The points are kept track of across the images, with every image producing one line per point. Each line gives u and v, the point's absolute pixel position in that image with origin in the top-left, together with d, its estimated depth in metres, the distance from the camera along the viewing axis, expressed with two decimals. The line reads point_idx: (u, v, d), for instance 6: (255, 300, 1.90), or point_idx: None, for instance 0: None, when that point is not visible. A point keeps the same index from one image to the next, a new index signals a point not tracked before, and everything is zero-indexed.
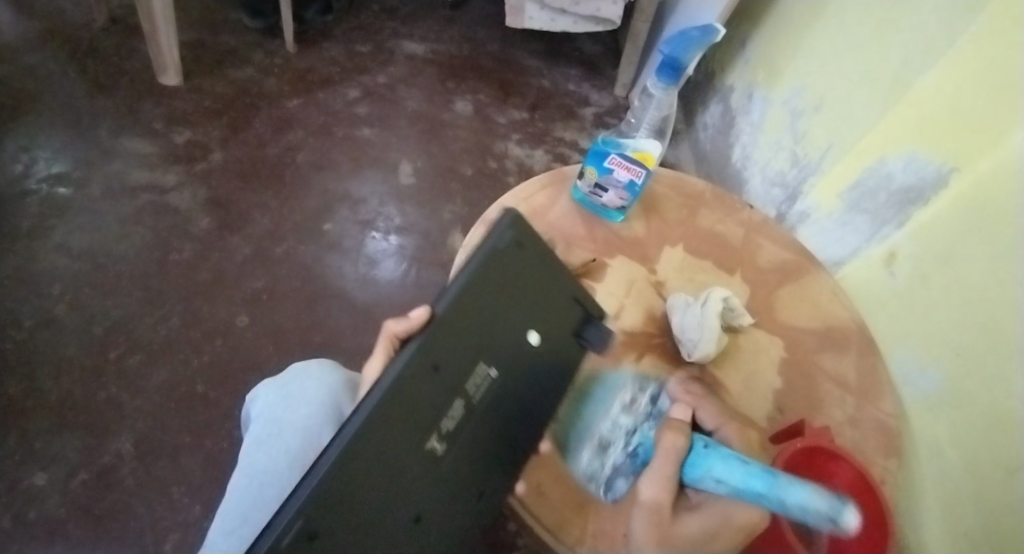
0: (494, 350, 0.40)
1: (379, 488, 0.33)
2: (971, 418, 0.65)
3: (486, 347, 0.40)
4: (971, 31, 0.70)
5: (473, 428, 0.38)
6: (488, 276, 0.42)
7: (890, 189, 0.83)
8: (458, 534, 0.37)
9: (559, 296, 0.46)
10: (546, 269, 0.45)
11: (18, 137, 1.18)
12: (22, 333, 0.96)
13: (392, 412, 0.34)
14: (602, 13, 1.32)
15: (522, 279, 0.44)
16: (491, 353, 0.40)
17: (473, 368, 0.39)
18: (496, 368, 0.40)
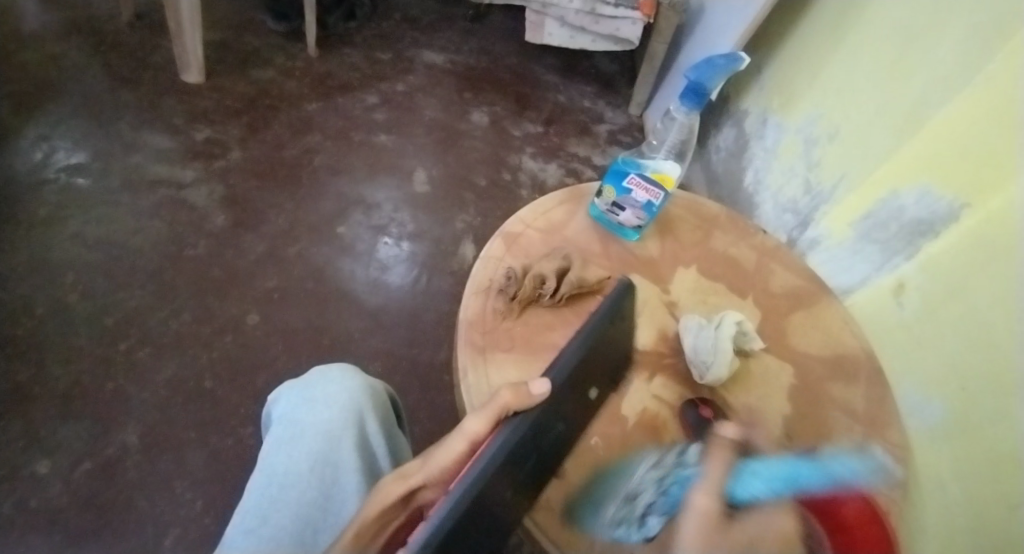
0: (570, 401, 0.46)
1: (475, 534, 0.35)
2: (974, 452, 0.65)
3: (568, 401, 0.45)
4: (989, 70, 0.71)
5: (538, 457, 0.44)
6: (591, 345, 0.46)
7: (901, 221, 0.84)
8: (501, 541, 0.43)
9: (614, 357, 0.53)
10: (619, 338, 0.52)
11: (39, 126, 1.19)
12: (33, 320, 0.97)
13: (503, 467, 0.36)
14: (621, 33, 1.34)
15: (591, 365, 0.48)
16: (567, 405, 0.46)
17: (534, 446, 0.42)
18: (564, 415, 0.46)
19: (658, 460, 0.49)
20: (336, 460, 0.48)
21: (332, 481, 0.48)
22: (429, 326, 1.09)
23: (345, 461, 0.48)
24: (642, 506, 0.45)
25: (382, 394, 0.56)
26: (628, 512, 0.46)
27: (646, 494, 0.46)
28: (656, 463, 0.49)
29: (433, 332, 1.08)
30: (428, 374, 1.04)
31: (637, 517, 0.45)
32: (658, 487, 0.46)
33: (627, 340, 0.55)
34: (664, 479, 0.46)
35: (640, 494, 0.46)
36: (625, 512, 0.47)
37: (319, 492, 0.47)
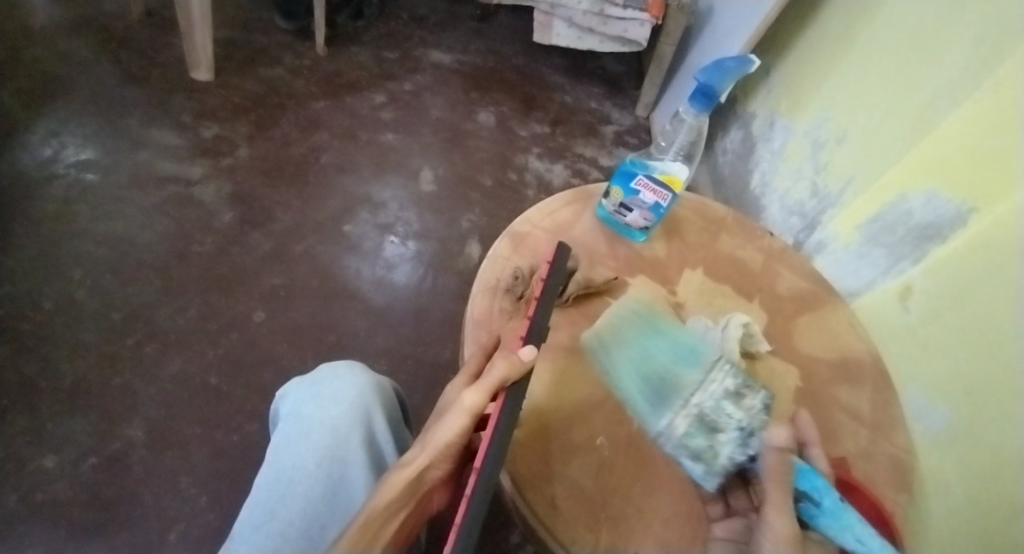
0: None
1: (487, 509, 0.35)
2: (979, 458, 0.65)
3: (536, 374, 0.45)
4: (998, 75, 0.71)
5: None
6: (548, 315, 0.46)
7: (908, 225, 0.83)
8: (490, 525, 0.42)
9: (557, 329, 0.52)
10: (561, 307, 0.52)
11: (49, 122, 1.20)
12: (41, 314, 0.97)
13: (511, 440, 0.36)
14: (629, 34, 1.34)
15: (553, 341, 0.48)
16: None
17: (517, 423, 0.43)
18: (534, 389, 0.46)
19: (735, 392, 0.47)
20: (343, 457, 0.48)
21: (339, 477, 0.48)
22: (434, 326, 1.09)
23: (352, 457, 0.49)
24: (723, 450, 0.46)
25: (388, 392, 0.57)
26: (704, 445, 0.47)
27: (729, 438, 0.45)
28: (733, 394, 0.47)
29: (438, 331, 1.09)
30: (433, 373, 1.04)
31: (719, 462, 0.46)
32: (743, 437, 0.45)
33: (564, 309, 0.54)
34: (753, 437, 0.46)
35: (721, 434, 0.46)
36: (700, 440, 0.47)
37: (326, 489, 0.47)
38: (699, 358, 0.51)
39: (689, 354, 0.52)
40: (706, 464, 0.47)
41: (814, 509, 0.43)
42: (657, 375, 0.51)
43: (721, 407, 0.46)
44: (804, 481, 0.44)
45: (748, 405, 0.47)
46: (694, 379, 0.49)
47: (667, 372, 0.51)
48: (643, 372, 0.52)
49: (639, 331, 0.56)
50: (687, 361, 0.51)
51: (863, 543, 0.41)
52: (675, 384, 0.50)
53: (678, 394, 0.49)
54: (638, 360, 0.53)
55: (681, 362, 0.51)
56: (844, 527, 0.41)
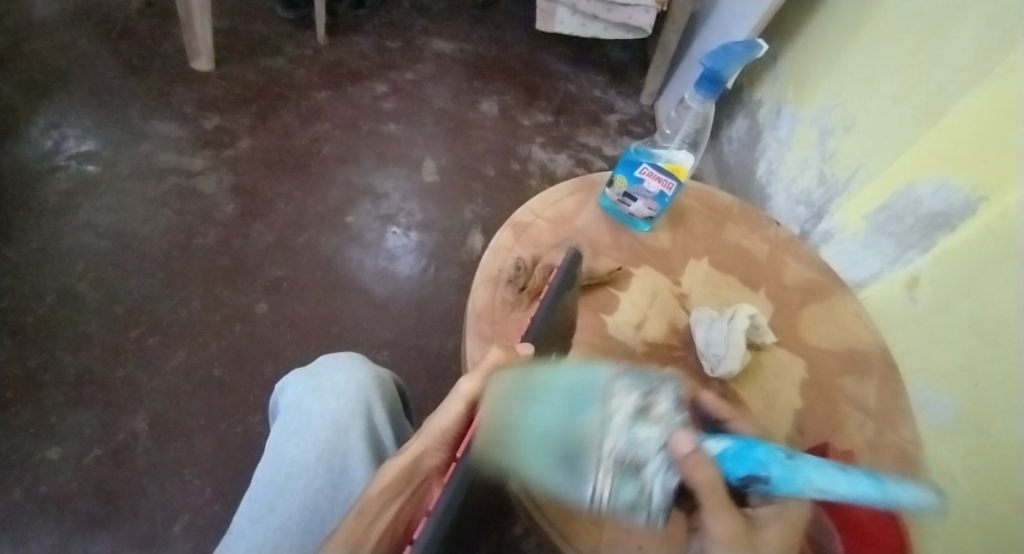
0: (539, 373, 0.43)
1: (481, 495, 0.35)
2: (985, 450, 0.64)
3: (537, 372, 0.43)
4: (1010, 60, 0.69)
5: None
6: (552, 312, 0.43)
7: (917, 214, 0.82)
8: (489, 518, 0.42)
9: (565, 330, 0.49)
10: (569, 306, 0.48)
11: (50, 114, 1.20)
12: (44, 307, 0.97)
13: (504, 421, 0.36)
14: (633, 21, 1.32)
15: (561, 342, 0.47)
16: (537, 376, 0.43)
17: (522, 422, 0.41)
18: None
19: (639, 409, 0.39)
20: (343, 450, 0.48)
21: (339, 470, 0.47)
22: (437, 317, 1.09)
23: (352, 450, 0.48)
24: (655, 483, 0.38)
25: (389, 384, 0.56)
26: (636, 491, 0.38)
27: (656, 469, 0.38)
28: (638, 413, 0.39)
29: (441, 322, 1.08)
30: (436, 365, 1.04)
31: (656, 505, 0.38)
32: (667, 459, 0.38)
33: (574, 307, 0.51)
34: (670, 448, 0.39)
35: (646, 468, 0.38)
36: (630, 488, 0.38)
37: (326, 482, 0.47)
38: (587, 392, 0.37)
39: (580, 398, 0.36)
40: (645, 509, 0.38)
41: (765, 485, 0.38)
42: (560, 436, 0.34)
43: (636, 439, 0.37)
44: (740, 467, 0.39)
45: (658, 413, 0.40)
46: (595, 421, 0.36)
47: (568, 434, 0.34)
48: (547, 447, 0.33)
49: (528, 398, 0.35)
50: (580, 407, 0.35)
51: (826, 488, 0.36)
52: (579, 442, 0.34)
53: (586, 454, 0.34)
54: (534, 433, 0.33)
55: (576, 412, 0.35)
56: (803, 485, 0.37)
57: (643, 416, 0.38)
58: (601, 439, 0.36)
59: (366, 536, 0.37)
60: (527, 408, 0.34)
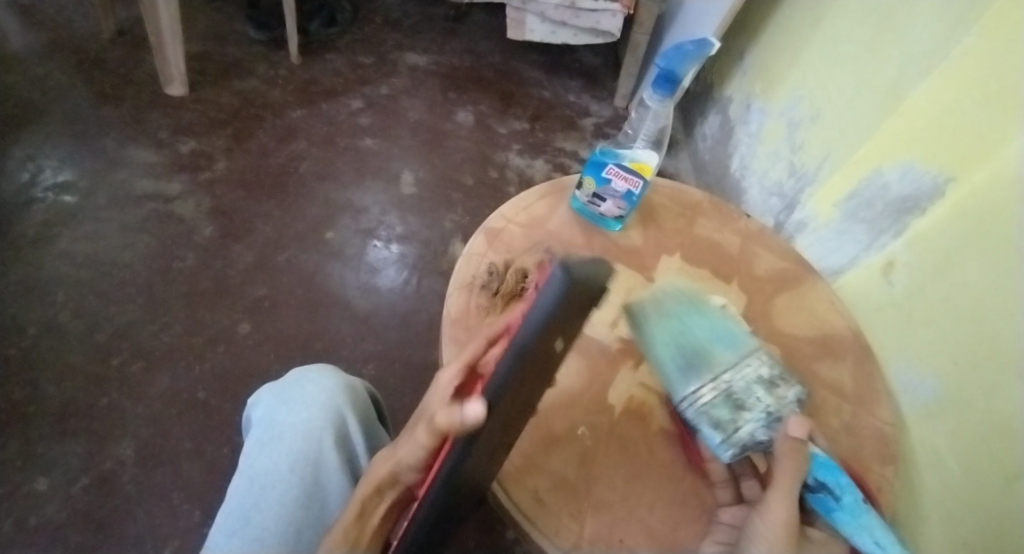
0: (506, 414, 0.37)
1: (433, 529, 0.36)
2: (969, 426, 0.65)
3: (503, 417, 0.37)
4: (965, 43, 0.71)
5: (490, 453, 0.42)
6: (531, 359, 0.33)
7: (886, 199, 0.84)
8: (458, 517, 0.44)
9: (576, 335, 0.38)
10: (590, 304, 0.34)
11: (24, 146, 1.19)
12: (25, 339, 0.97)
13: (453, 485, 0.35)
14: (602, 26, 1.34)
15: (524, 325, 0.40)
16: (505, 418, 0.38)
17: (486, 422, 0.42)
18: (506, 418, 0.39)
19: (768, 379, 0.46)
20: (316, 459, 0.49)
21: (313, 479, 0.48)
22: (421, 328, 1.09)
23: (325, 458, 0.49)
24: (746, 426, 0.45)
25: (360, 392, 0.57)
26: (728, 416, 0.45)
27: (754, 417, 0.44)
28: (767, 381, 0.45)
29: (425, 333, 1.09)
30: (422, 376, 1.03)
31: (737, 435, 0.45)
32: (767, 420, 0.45)
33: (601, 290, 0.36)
34: (780, 422, 0.45)
35: (747, 411, 0.45)
36: (724, 411, 0.45)
37: (300, 490, 0.47)
38: (738, 344, 0.48)
39: (727, 337, 0.48)
40: (723, 434, 0.45)
41: (832, 501, 0.45)
42: (695, 348, 0.47)
43: (753, 389, 0.45)
44: (825, 473, 0.45)
45: (781, 394, 0.46)
46: (727, 358, 0.46)
47: (702, 348, 0.47)
48: (683, 346, 0.47)
49: (692, 309, 0.50)
50: (723, 341, 0.47)
51: (879, 545, 0.43)
52: (708, 357, 0.46)
53: (710, 367, 0.46)
54: (682, 333, 0.48)
55: (718, 341, 0.47)
56: (861, 527, 0.44)
57: (770, 390, 0.45)
58: (718, 360, 0.46)
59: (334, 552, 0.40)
60: (690, 314, 0.49)
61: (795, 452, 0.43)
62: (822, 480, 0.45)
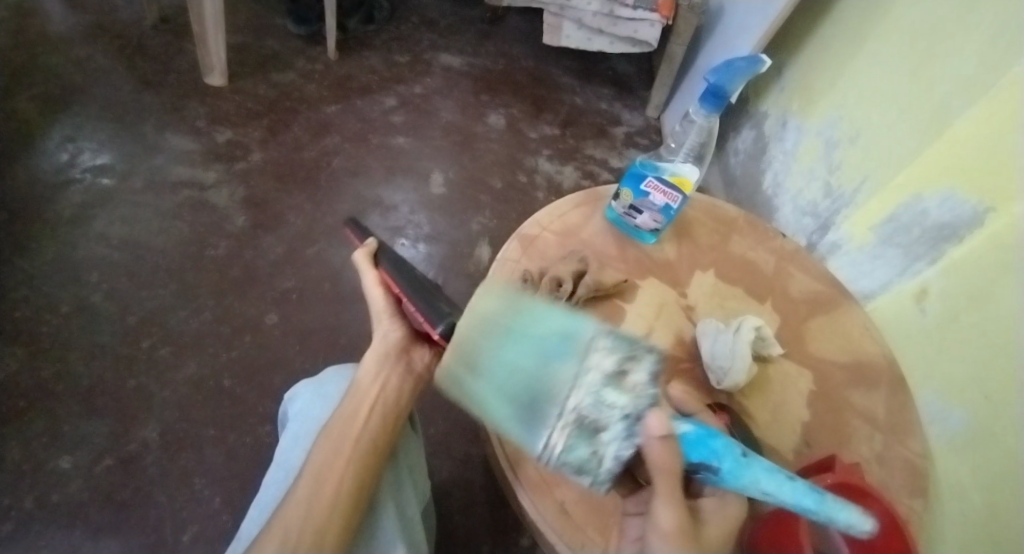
0: None
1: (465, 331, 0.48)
2: (998, 463, 0.63)
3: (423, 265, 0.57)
4: (1015, 72, 0.70)
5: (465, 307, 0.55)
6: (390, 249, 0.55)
7: (923, 225, 0.82)
8: None
9: None
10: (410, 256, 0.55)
11: (66, 128, 1.22)
12: (58, 317, 0.99)
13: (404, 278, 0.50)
14: (639, 35, 1.33)
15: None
16: None
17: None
18: None
19: (615, 372, 0.37)
20: None
21: None
22: None
23: None
24: (609, 450, 0.37)
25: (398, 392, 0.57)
26: (588, 452, 0.37)
27: (613, 436, 0.37)
28: (613, 375, 0.37)
29: None
30: None
31: (605, 469, 0.38)
32: (630, 428, 0.38)
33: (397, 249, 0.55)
34: (640, 423, 0.38)
35: (603, 433, 0.37)
36: (582, 448, 0.37)
37: None
38: (572, 342, 0.39)
39: (558, 341, 0.39)
40: (592, 474, 0.38)
41: (714, 476, 0.40)
42: (525, 381, 0.39)
43: (602, 401, 0.37)
44: (695, 453, 0.40)
45: (632, 383, 0.38)
46: (568, 377, 0.38)
47: (534, 378, 0.38)
48: (513, 387, 0.39)
49: (503, 337, 0.40)
50: (556, 355, 0.38)
51: (770, 493, 0.38)
52: (546, 392, 0.38)
53: (551, 399, 0.38)
54: (505, 368, 0.39)
55: (552, 357, 0.39)
56: (749, 484, 0.39)
57: (622, 385, 0.38)
58: (560, 387, 0.38)
59: (299, 534, 0.41)
60: (501, 347, 0.40)
61: (668, 453, 0.38)
62: (692, 461, 0.40)
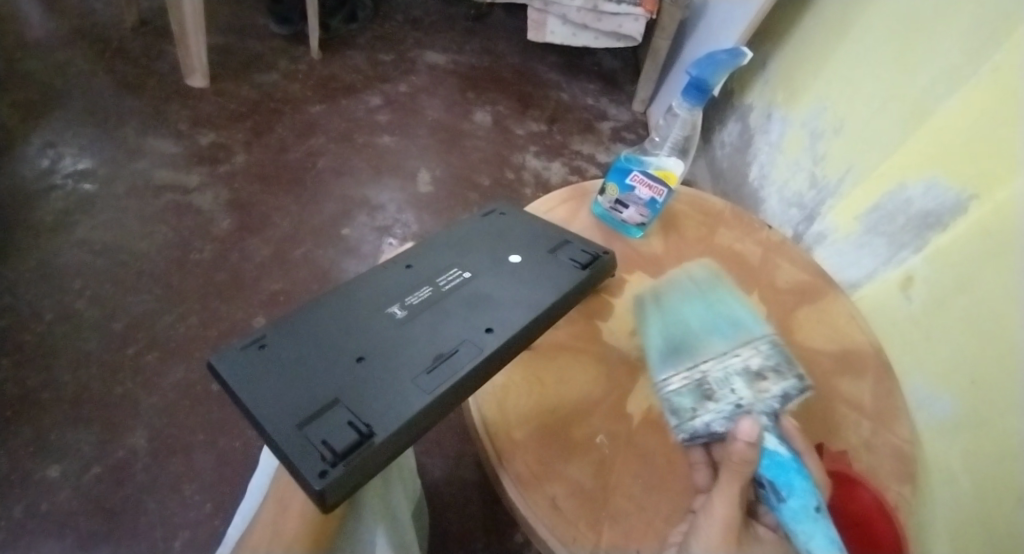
0: (468, 263, 0.56)
1: (295, 347, 0.43)
2: (988, 446, 0.63)
3: (464, 262, 0.56)
4: (996, 59, 0.70)
5: (427, 311, 0.49)
6: (439, 235, 0.59)
7: (908, 213, 0.83)
8: (374, 394, 0.41)
9: (481, 252, 0.58)
10: (450, 244, 0.58)
11: (45, 133, 1.20)
12: (42, 325, 0.98)
13: (366, 276, 0.51)
14: (623, 29, 1.34)
15: (575, 266, 0.58)
16: (467, 266, 0.55)
17: (415, 350, 0.45)
18: (470, 273, 0.54)
19: (755, 372, 0.49)
20: None
21: None
22: None
23: None
24: (704, 417, 0.48)
25: None
26: (688, 406, 0.49)
27: (718, 410, 0.48)
28: (752, 374, 0.49)
29: None
30: None
31: (693, 424, 0.49)
32: (733, 413, 0.47)
33: (442, 236, 0.59)
34: (744, 414, 0.47)
35: (712, 403, 0.48)
36: (687, 401, 0.49)
37: None
38: (737, 333, 0.52)
39: (727, 327, 0.53)
40: (679, 419, 0.50)
41: (775, 503, 0.39)
42: (684, 340, 0.53)
43: (728, 381, 0.49)
44: (771, 472, 0.40)
45: (764, 388, 0.48)
46: (719, 350, 0.51)
47: (693, 341, 0.53)
48: (672, 334, 0.55)
49: (694, 301, 0.57)
50: (720, 332, 0.53)
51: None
52: (693, 348, 0.52)
53: (692, 356, 0.52)
54: (676, 325, 0.55)
55: (715, 333, 0.53)
56: (803, 530, 0.37)
57: (753, 385, 0.48)
58: (704, 352, 0.51)
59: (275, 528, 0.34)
60: (684, 309, 0.56)
61: (744, 454, 0.38)
62: (763, 477, 0.40)
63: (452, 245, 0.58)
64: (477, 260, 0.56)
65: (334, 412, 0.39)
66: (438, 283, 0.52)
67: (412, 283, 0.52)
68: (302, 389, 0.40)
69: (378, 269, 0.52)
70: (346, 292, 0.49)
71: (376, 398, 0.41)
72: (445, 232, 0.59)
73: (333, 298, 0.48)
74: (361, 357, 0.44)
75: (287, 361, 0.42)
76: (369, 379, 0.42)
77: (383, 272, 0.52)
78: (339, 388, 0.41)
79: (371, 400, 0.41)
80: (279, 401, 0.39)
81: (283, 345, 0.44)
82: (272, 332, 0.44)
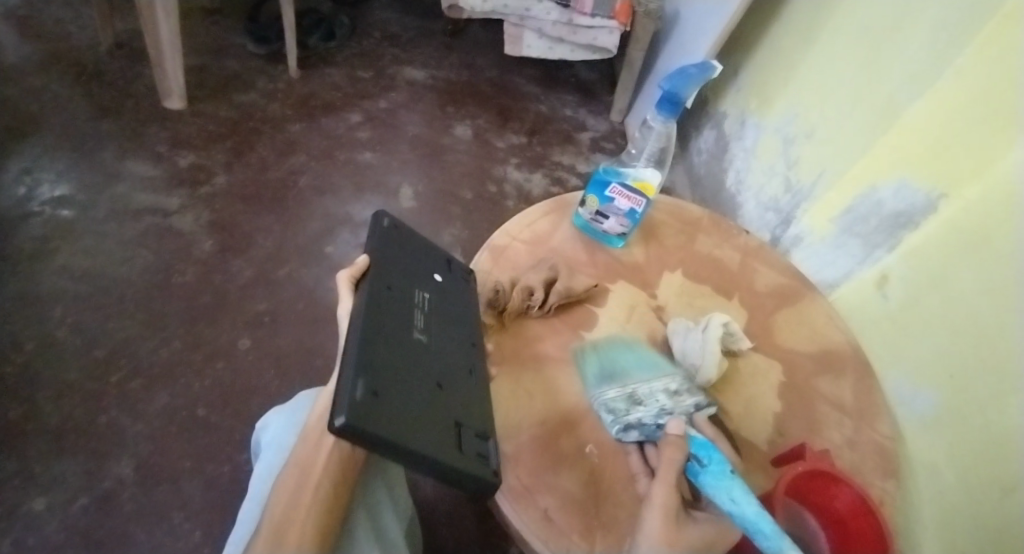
0: (422, 282, 0.55)
1: (393, 385, 0.42)
2: (969, 438, 0.65)
3: (416, 281, 0.55)
4: (959, 63, 0.73)
5: (437, 329, 0.51)
6: (379, 254, 0.54)
7: (880, 214, 0.85)
8: (466, 401, 0.48)
9: (423, 269, 0.57)
10: (390, 265, 0.54)
11: (21, 160, 1.19)
12: (21, 356, 0.96)
13: (366, 309, 0.47)
14: (598, 42, 1.36)
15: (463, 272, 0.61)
16: (422, 285, 0.55)
17: (451, 360, 0.50)
18: (428, 292, 0.55)
19: (674, 390, 0.53)
20: None
21: None
22: None
23: None
24: (636, 415, 0.51)
25: None
26: (621, 407, 0.52)
27: (648, 411, 0.50)
28: (672, 391, 0.53)
29: None
30: None
31: (626, 420, 0.51)
32: (660, 414, 0.50)
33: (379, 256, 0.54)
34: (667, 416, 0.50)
35: (642, 404, 0.51)
36: (619, 403, 0.52)
37: None
38: (657, 367, 0.56)
39: (648, 362, 0.56)
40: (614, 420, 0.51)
41: (698, 468, 0.44)
42: (617, 369, 0.55)
43: (654, 392, 0.52)
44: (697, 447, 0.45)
45: (682, 401, 0.52)
46: (647, 375, 0.54)
47: (623, 369, 0.55)
48: (608, 367, 0.56)
49: (628, 345, 0.59)
50: (648, 364, 0.56)
51: (735, 504, 0.41)
52: (624, 373, 0.55)
53: (623, 378, 0.54)
54: (608, 356, 0.57)
55: (642, 366, 0.56)
56: (721, 488, 0.42)
57: (674, 395, 0.52)
58: (635, 379, 0.54)
59: None
60: (620, 347, 0.58)
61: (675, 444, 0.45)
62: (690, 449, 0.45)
63: (393, 263, 0.54)
64: (423, 275, 0.56)
65: (466, 430, 0.45)
66: (417, 303, 0.52)
67: (401, 308, 0.50)
68: (429, 421, 0.43)
69: (367, 301, 0.48)
70: (365, 330, 0.45)
71: (471, 403, 0.48)
72: (377, 251, 0.54)
73: (360, 341, 0.43)
74: (438, 382, 0.47)
75: (399, 401, 0.41)
76: (456, 396, 0.47)
77: (367, 299, 0.48)
78: (447, 406, 0.46)
79: (469, 405, 0.48)
80: (432, 438, 0.41)
81: (386, 390, 0.41)
82: (362, 377, 0.40)
